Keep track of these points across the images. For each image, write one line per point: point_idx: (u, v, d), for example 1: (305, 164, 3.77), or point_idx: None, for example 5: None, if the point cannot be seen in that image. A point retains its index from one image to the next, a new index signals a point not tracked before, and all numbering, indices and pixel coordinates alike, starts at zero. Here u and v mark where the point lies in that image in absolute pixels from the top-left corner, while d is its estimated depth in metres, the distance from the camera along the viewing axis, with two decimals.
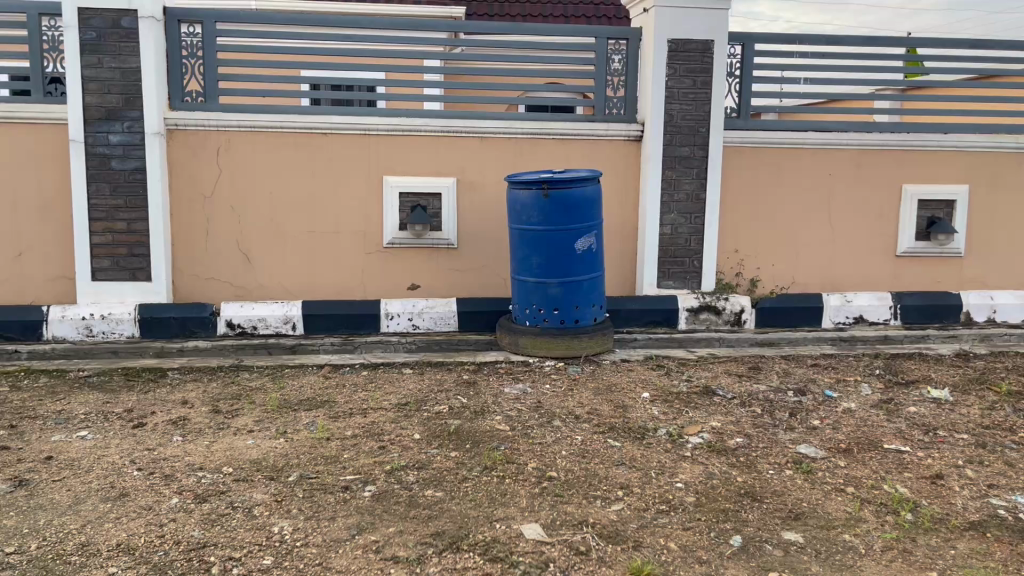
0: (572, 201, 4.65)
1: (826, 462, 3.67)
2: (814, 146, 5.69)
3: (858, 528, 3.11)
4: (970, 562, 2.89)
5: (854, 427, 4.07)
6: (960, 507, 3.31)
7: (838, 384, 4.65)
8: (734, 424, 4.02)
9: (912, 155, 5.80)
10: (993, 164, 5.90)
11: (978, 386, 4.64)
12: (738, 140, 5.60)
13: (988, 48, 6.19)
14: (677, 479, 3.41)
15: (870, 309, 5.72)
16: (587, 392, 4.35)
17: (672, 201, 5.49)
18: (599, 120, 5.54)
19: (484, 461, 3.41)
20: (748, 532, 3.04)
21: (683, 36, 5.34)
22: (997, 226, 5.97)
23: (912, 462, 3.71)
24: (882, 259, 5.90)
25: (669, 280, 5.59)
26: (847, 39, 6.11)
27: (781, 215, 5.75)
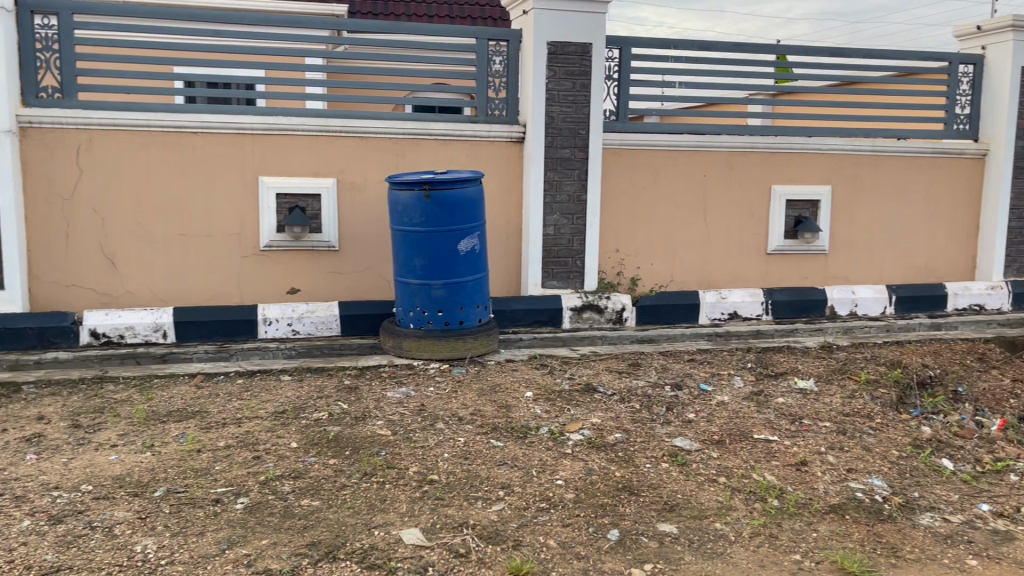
0: (454, 202, 4.64)
1: (699, 454, 3.79)
2: (689, 149, 5.88)
3: (728, 516, 3.24)
4: (829, 544, 3.09)
5: (727, 419, 4.23)
6: (821, 491, 3.51)
7: (712, 378, 4.83)
8: (613, 420, 4.11)
9: (780, 157, 6.08)
10: (853, 165, 6.24)
11: (839, 376, 4.91)
12: (617, 141, 5.72)
13: (848, 55, 6.56)
14: (557, 476, 3.45)
15: (743, 305, 5.95)
16: (471, 393, 4.34)
17: (554, 202, 5.56)
18: (481, 121, 5.55)
19: (363, 467, 3.35)
20: (625, 525, 3.11)
21: (561, 38, 5.41)
22: (857, 225, 6.33)
23: (779, 450, 3.90)
24: (753, 257, 6.16)
25: (553, 280, 5.65)
26: (719, 45, 6.34)
27: (659, 215, 5.92)
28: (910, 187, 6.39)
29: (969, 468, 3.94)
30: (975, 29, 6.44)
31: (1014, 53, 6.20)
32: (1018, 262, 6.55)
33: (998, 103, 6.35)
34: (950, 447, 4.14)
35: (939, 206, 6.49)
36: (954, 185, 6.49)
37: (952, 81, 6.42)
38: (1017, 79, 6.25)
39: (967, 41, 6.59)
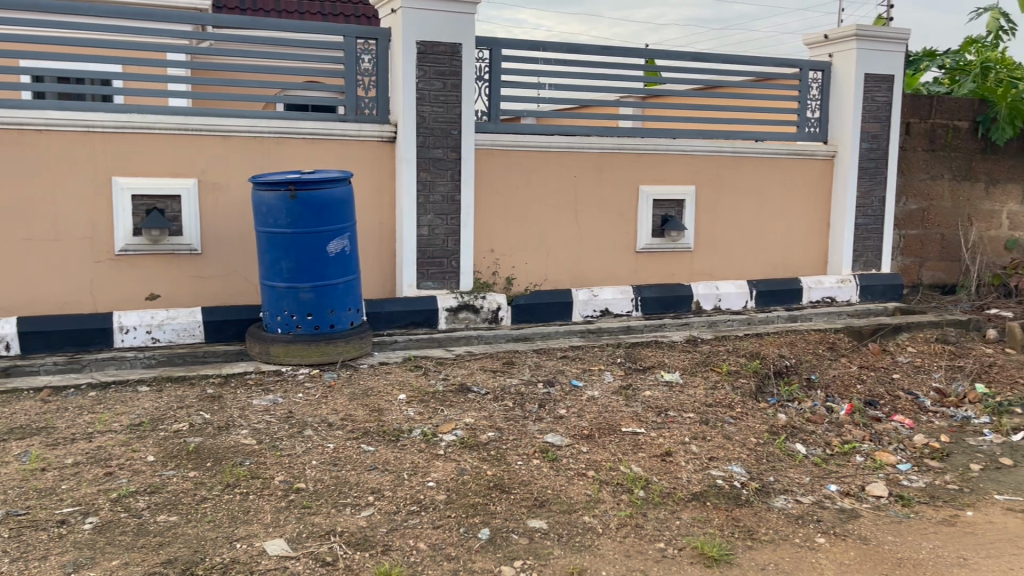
0: (321, 202, 4.55)
1: (569, 449, 3.86)
2: (560, 149, 5.98)
3: (596, 509, 3.32)
4: (691, 530, 3.22)
5: (596, 414, 4.33)
6: (684, 480, 3.65)
7: (584, 374, 4.93)
8: (486, 419, 4.12)
9: (646, 158, 6.27)
10: (715, 166, 6.51)
11: (703, 368, 5.12)
12: (489, 142, 5.74)
13: (709, 60, 6.83)
14: (429, 478, 3.44)
15: (614, 302, 6.11)
16: (342, 398, 4.26)
17: (428, 202, 5.52)
18: (350, 120, 5.46)
19: (225, 479, 3.23)
20: (495, 523, 3.13)
21: (431, 38, 5.39)
22: (720, 223, 6.61)
23: (646, 442, 4.02)
24: (623, 255, 6.33)
25: (428, 281, 5.61)
26: (587, 47, 6.49)
27: (532, 215, 5.99)
28: (767, 187, 6.72)
29: (819, 451, 4.26)
30: (823, 38, 6.85)
31: (857, 60, 6.63)
32: (866, 256, 6.99)
33: (844, 108, 6.77)
34: (803, 432, 4.43)
35: (794, 204, 6.86)
36: (807, 185, 6.87)
37: (802, 86, 6.81)
38: (860, 85, 6.69)
39: (817, 49, 7.00)
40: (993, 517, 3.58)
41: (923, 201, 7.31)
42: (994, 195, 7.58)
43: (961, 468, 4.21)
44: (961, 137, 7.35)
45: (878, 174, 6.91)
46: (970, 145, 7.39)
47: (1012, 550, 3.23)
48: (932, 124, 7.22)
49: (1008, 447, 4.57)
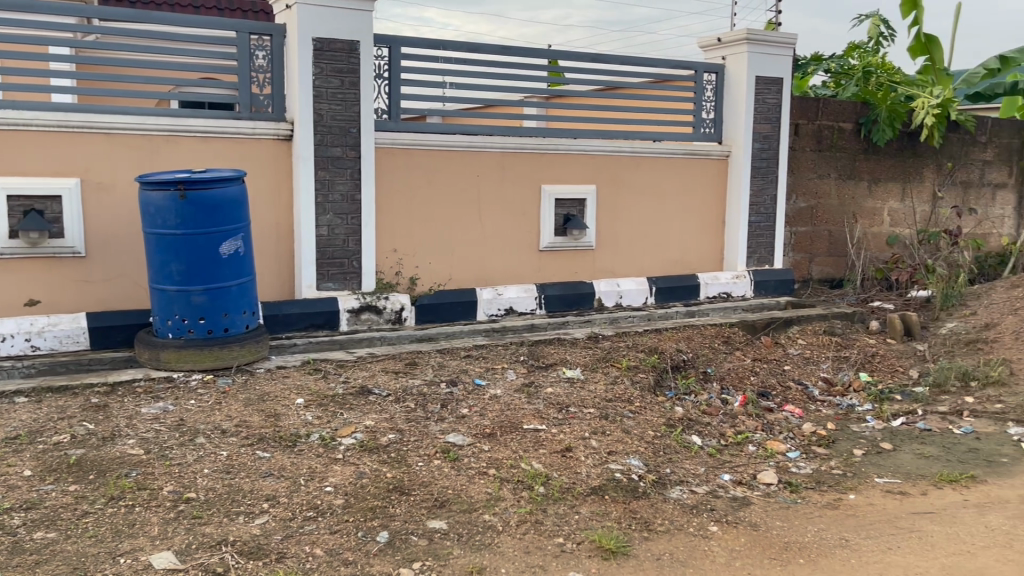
0: (213, 203, 4.42)
1: (471, 448, 3.86)
2: (462, 149, 5.96)
3: (496, 507, 3.33)
4: (590, 524, 3.27)
5: (498, 412, 4.34)
6: (584, 475, 3.71)
7: (487, 372, 4.93)
8: (387, 421, 4.08)
9: (547, 158, 6.32)
10: (615, 166, 6.63)
11: (603, 364, 5.20)
12: (390, 141, 5.67)
13: (609, 61, 6.95)
14: (326, 482, 3.38)
15: (518, 300, 6.15)
16: (237, 404, 4.14)
17: (327, 201, 5.43)
18: (245, 118, 5.31)
19: (108, 491, 3.10)
20: (394, 526, 3.10)
21: (327, 35, 5.30)
22: (620, 221, 6.73)
23: (547, 438, 4.06)
24: (525, 254, 6.37)
25: (328, 282, 5.52)
26: (488, 46, 6.50)
27: (435, 214, 5.95)
28: (665, 187, 6.88)
29: (714, 442, 4.40)
30: (716, 41, 7.07)
31: (748, 63, 6.87)
32: (759, 253, 7.25)
33: (736, 109, 7.00)
34: (698, 424, 4.58)
35: (691, 203, 7.04)
36: (703, 184, 7.07)
37: (697, 88, 7.00)
38: (751, 88, 6.93)
39: (710, 51, 7.20)
40: (873, 499, 3.77)
41: (812, 199, 7.63)
42: (876, 194, 7.98)
43: (845, 454, 4.42)
44: (845, 138, 7.70)
45: (769, 173, 7.17)
46: (854, 145, 7.76)
47: (890, 529, 3.41)
48: (820, 125, 7.53)
49: (888, 431, 4.84)
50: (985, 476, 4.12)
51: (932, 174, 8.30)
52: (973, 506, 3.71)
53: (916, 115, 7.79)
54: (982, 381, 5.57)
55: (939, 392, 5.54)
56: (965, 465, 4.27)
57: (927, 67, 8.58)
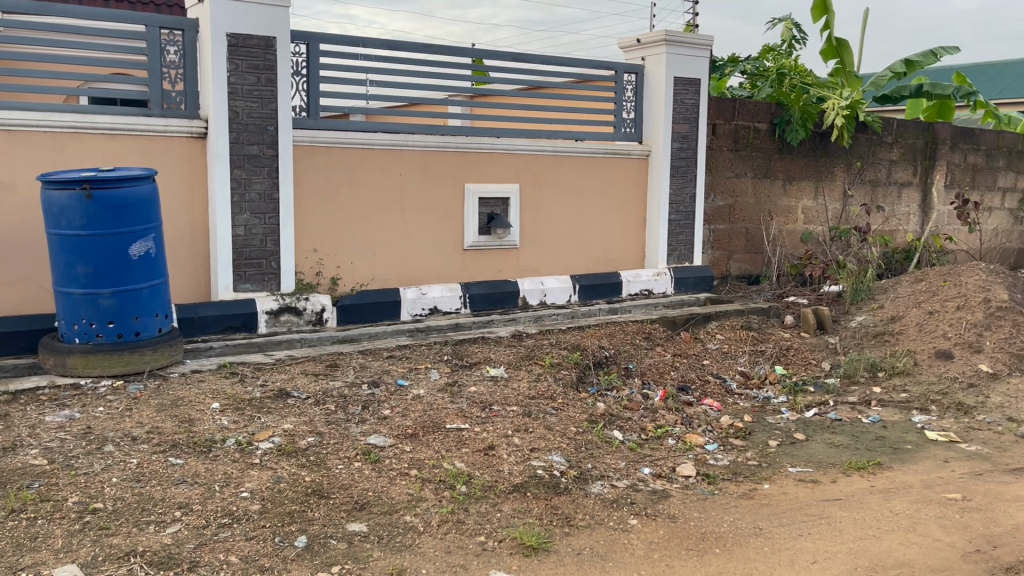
0: (121, 202, 4.26)
1: (392, 450, 3.83)
2: (384, 148, 5.88)
3: (418, 507, 3.31)
4: (512, 521, 3.28)
5: (421, 412, 4.32)
6: (506, 472, 3.71)
7: (410, 373, 4.89)
8: (306, 424, 4.01)
9: (471, 157, 6.30)
10: (538, 165, 6.65)
11: (527, 362, 5.22)
12: (309, 138, 5.56)
13: (531, 60, 6.97)
14: (243, 488, 3.30)
15: (442, 300, 6.12)
16: (149, 410, 4.00)
17: (243, 201, 5.30)
18: (156, 114, 5.14)
19: (9, 504, 2.96)
20: (313, 530, 3.05)
21: (242, 30, 5.17)
22: (544, 220, 6.77)
23: (469, 437, 4.05)
24: (450, 253, 6.34)
25: (246, 284, 5.39)
26: (410, 44, 6.44)
27: (356, 214, 5.86)
28: (588, 186, 6.94)
29: (635, 437, 4.48)
30: (636, 42, 7.18)
31: (666, 64, 6.99)
32: (679, 250, 7.39)
33: (656, 110, 7.11)
34: (620, 419, 4.65)
35: (613, 202, 7.13)
36: (624, 183, 7.16)
37: (618, 89, 7.09)
38: (670, 88, 7.06)
39: (630, 52, 7.31)
40: (786, 489, 3.88)
41: (729, 198, 7.82)
42: (791, 192, 8.23)
43: (761, 445, 4.54)
44: (761, 138, 7.91)
45: (689, 172, 7.31)
46: (769, 145, 7.98)
47: (801, 517, 3.52)
48: (736, 126, 7.71)
49: (801, 422, 4.99)
50: (891, 463, 4.30)
51: (843, 173, 8.60)
52: (879, 491, 3.86)
53: (827, 116, 8.07)
54: (888, 371, 5.82)
55: (849, 383, 5.77)
56: (873, 453, 4.45)
57: (837, 69, 8.89)
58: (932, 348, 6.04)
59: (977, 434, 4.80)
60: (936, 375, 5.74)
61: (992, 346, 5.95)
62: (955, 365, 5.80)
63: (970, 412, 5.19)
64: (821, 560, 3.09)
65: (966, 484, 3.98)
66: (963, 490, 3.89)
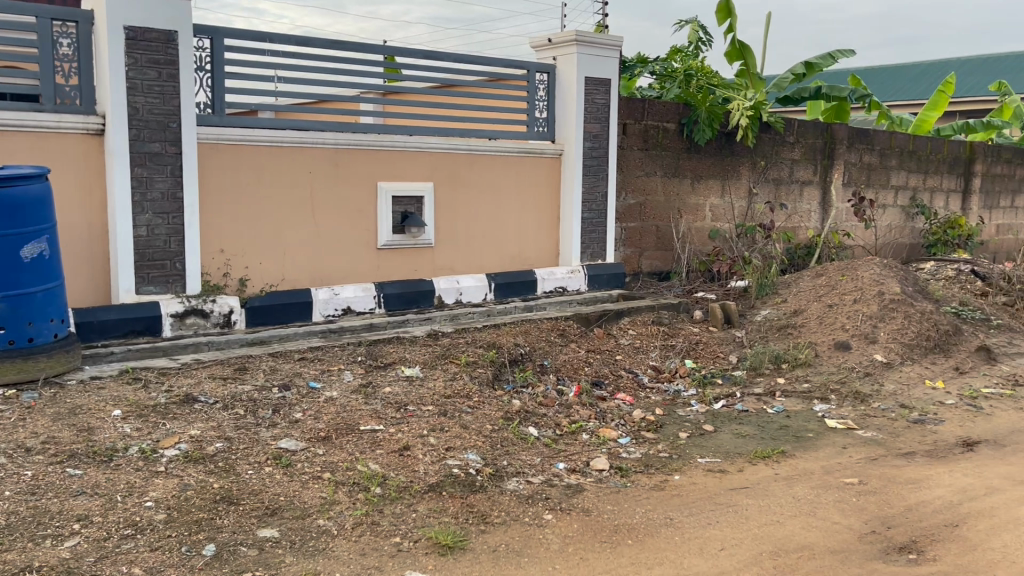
0: (11, 202, 4.06)
1: (304, 453, 3.76)
2: (293, 146, 5.76)
3: (331, 511, 3.26)
4: (427, 521, 3.27)
5: (334, 415, 4.26)
6: (421, 472, 3.70)
7: (322, 375, 4.80)
8: (214, 429, 3.90)
9: (384, 154, 6.22)
10: (452, 165, 6.62)
11: (442, 361, 5.18)
12: (214, 136, 5.40)
13: (445, 58, 6.94)
14: (146, 497, 3.18)
15: (356, 300, 6.05)
16: (44, 419, 3.82)
17: (145, 200, 5.11)
18: (48, 110, 4.90)
19: None
20: (221, 538, 2.98)
21: (140, 24, 4.99)
22: (459, 219, 6.74)
23: (383, 438, 4.02)
24: (364, 253, 6.25)
25: (149, 286, 5.21)
26: (319, 41, 6.33)
27: (265, 213, 5.71)
28: (502, 184, 6.96)
29: (550, 433, 4.54)
30: (547, 42, 7.26)
31: (577, 65, 7.07)
32: (592, 248, 7.49)
33: (568, 109, 7.19)
34: (535, 416, 4.71)
35: (528, 201, 7.17)
36: (538, 181, 7.21)
37: (530, 88, 7.14)
38: (581, 88, 7.14)
39: (541, 52, 7.38)
40: (696, 479, 3.99)
41: (640, 196, 7.98)
42: (698, 191, 8.46)
43: (672, 437, 4.66)
44: (669, 138, 8.09)
45: (600, 171, 7.42)
46: (677, 144, 8.17)
47: (710, 506, 3.62)
48: (646, 126, 7.86)
49: (710, 414, 5.14)
50: (793, 451, 4.47)
51: (747, 172, 8.88)
52: (783, 479, 4.01)
53: (732, 117, 8.32)
54: (791, 363, 6.05)
55: (755, 374, 5.97)
56: (777, 442, 4.62)
57: (741, 71, 9.17)
58: (831, 339, 6.31)
59: (872, 421, 5.05)
60: (835, 365, 6.00)
61: (886, 337, 6.25)
62: (852, 356, 6.08)
63: (866, 400, 5.44)
64: (728, 547, 3.18)
65: (863, 468, 4.18)
66: (860, 474, 4.09)
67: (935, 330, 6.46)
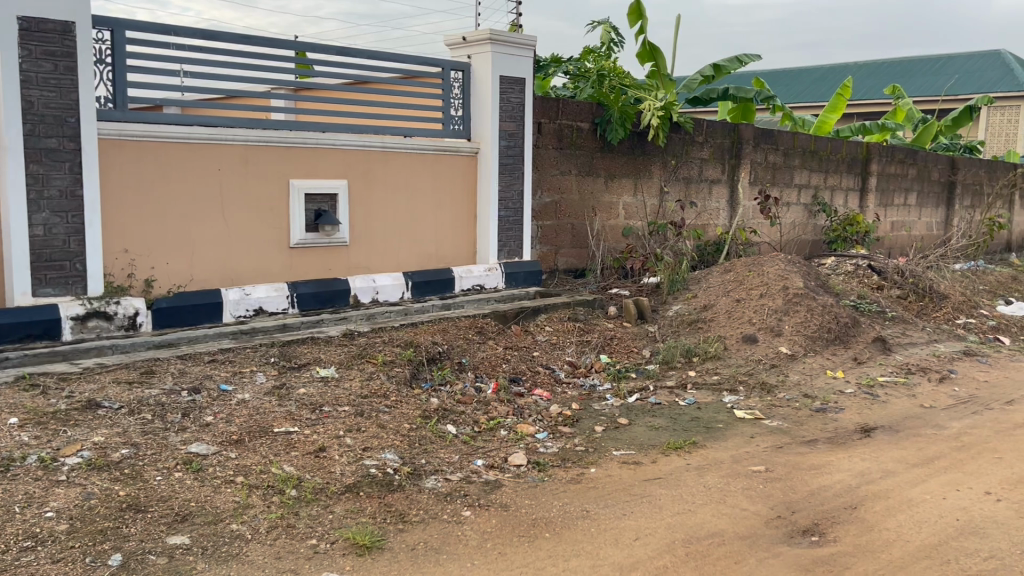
0: None
1: (216, 457, 3.67)
2: (200, 142, 5.59)
3: (244, 515, 3.20)
4: (344, 522, 3.24)
5: (246, 417, 4.16)
6: (338, 473, 3.66)
7: (233, 377, 4.68)
8: (119, 435, 3.76)
9: (296, 151, 6.09)
10: (367, 162, 6.54)
11: (359, 361, 5.12)
12: (116, 131, 5.18)
13: (359, 55, 6.86)
14: (47, 508, 3.06)
15: (268, 300, 5.92)
16: None
17: (41, 198, 4.89)
18: None
19: None
20: (128, 547, 2.88)
21: (35, 13, 4.77)
22: (374, 217, 6.66)
23: (298, 440, 3.96)
24: (276, 252, 6.11)
25: (47, 288, 4.98)
26: (228, 35, 6.17)
27: (172, 212, 5.53)
28: (418, 182, 6.91)
29: (468, 430, 4.55)
30: (461, 40, 7.26)
31: (491, 63, 7.10)
32: (509, 246, 7.53)
33: (483, 108, 7.20)
34: (453, 413, 4.72)
35: (444, 199, 7.14)
36: (453, 179, 7.19)
37: (445, 85, 7.12)
38: (495, 87, 7.17)
39: (456, 50, 7.37)
40: (610, 471, 4.07)
41: (556, 194, 8.07)
42: (612, 189, 8.60)
43: (588, 431, 4.74)
44: (583, 137, 8.20)
45: (516, 170, 7.46)
46: (591, 143, 8.29)
47: (625, 497, 3.70)
48: (561, 125, 7.95)
49: (625, 407, 5.25)
50: (704, 441, 4.61)
51: (659, 171, 9.09)
52: (694, 468, 4.13)
53: (644, 117, 8.49)
54: (701, 356, 6.24)
55: (667, 368, 6.13)
56: (688, 433, 4.75)
57: (653, 72, 9.37)
58: (739, 332, 6.53)
59: (778, 411, 5.25)
60: (743, 358, 6.22)
61: (790, 330, 6.50)
62: (759, 348, 6.31)
63: (772, 390, 5.65)
64: (642, 536, 3.27)
65: (769, 456, 4.34)
66: (766, 462, 4.24)
67: (835, 322, 6.76)
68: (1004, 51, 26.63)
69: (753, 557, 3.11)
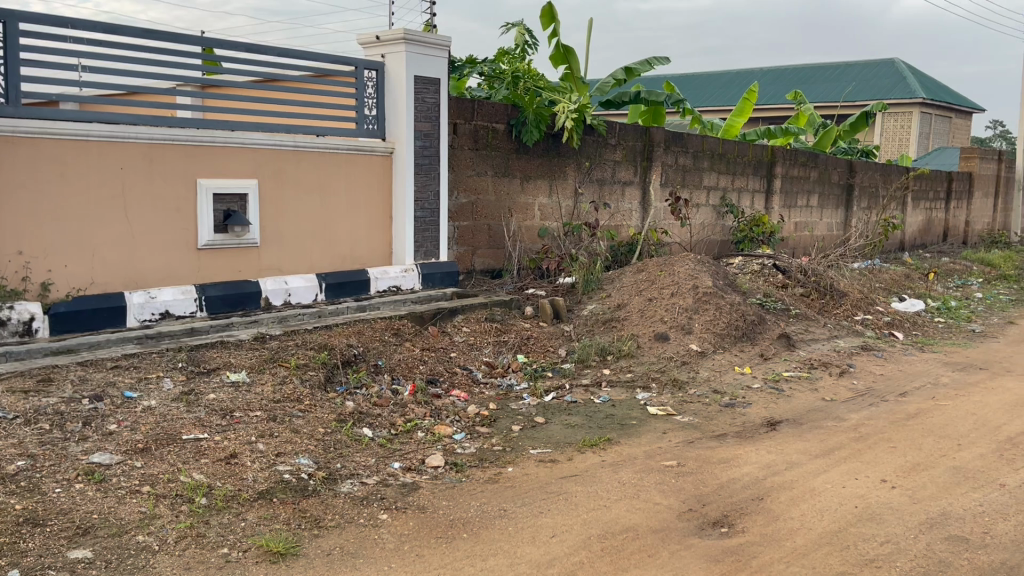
0: None
1: (119, 467, 3.53)
2: (101, 139, 5.37)
3: (151, 526, 3.09)
4: (257, 529, 3.17)
5: (153, 425, 4.03)
6: (250, 480, 3.58)
7: (138, 384, 4.51)
8: (15, 447, 3.58)
9: (203, 150, 5.91)
10: (278, 161, 6.39)
11: (271, 365, 5.01)
12: (8, 129, 4.93)
13: (270, 52, 6.72)
14: None
15: (175, 303, 5.74)
16: None
17: None
18: None
19: None
20: (27, 563, 2.76)
21: None
22: (286, 217, 6.52)
23: (209, 447, 3.85)
24: (183, 253, 5.92)
25: None
26: (132, 29, 5.97)
27: (69, 212, 5.29)
28: (331, 182, 6.79)
29: (384, 433, 4.52)
30: (375, 39, 7.20)
31: (405, 63, 7.05)
32: (425, 247, 7.48)
33: (398, 108, 7.14)
34: (369, 416, 4.68)
35: (358, 199, 7.04)
36: (367, 179, 7.10)
37: (359, 84, 7.05)
38: (409, 87, 7.12)
39: (370, 49, 7.30)
40: (528, 470, 4.11)
41: (472, 195, 8.08)
42: (527, 190, 8.66)
43: (504, 431, 4.77)
44: (499, 138, 8.23)
45: (432, 170, 7.42)
46: (506, 145, 8.32)
47: (542, 495, 3.74)
48: (476, 126, 7.95)
49: (541, 406, 5.31)
50: (618, 438, 4.69)
51: (573, 172, 9.20)
52: (609, 465, 4.21)
53: (558, 118, 8.59)
54: (616, 354, 6.36)
55: (582, 367, 6.22)
56: (602, 430, 4.83)
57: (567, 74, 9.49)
58: (652, 330, 6.69)
59: (689, 407, 5.39)
60: (656, 355, 6.36)
61: (700, 328, 6.68)
62: (670, 346, 6.48)
63: (683, 387, 5.80)
64: (558, 534, 3.31)
65: (681, 451, 4.45)
66: (678, 457, 4.35)
67: (742, 319, 6.97)
68: (897, 59, 28.00)
69: (666, 550, 3.18)
